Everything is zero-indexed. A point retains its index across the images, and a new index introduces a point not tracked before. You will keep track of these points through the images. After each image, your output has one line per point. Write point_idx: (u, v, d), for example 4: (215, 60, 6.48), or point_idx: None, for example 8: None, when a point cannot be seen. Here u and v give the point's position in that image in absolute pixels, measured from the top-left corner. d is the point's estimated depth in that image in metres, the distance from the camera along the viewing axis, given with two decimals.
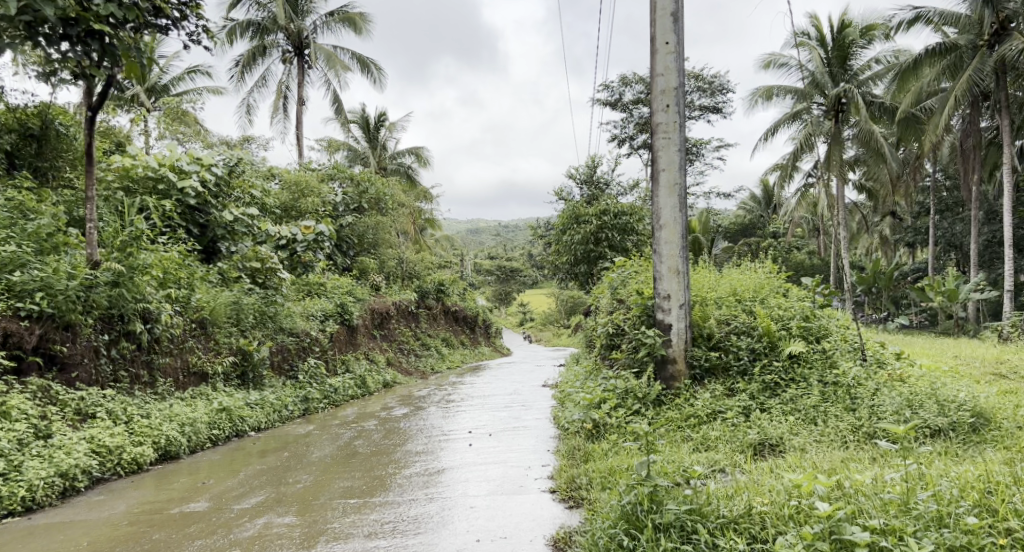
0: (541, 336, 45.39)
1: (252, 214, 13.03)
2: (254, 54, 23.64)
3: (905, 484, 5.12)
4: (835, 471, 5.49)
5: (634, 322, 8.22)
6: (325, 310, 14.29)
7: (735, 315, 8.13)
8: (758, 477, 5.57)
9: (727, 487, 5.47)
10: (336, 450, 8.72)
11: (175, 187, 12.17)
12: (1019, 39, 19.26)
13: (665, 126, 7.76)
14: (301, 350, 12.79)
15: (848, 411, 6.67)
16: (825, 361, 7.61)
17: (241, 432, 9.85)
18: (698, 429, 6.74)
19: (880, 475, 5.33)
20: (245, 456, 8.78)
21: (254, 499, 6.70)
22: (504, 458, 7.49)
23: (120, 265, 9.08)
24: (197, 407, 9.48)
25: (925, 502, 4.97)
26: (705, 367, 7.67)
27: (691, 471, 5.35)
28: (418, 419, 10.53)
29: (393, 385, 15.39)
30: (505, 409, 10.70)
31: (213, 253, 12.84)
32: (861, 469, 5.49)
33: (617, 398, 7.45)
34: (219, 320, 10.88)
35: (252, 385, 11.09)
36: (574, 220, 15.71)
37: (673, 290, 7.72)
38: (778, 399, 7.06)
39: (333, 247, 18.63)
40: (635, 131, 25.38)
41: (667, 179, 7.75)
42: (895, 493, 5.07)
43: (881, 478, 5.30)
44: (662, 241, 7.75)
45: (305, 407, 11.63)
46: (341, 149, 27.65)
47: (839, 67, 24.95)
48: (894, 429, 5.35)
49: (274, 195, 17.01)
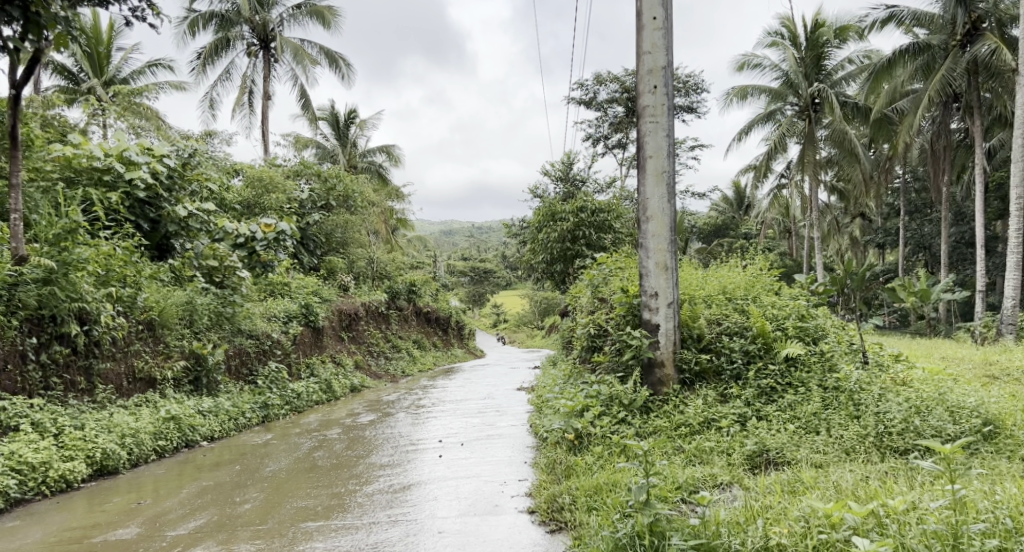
0: (515, 337, 44.87)
1: (208, 208, 12.22)
2: (218, 46, 22.65)
3: (948, 511, 4.56)
4: (864, 494, 4.91)
5: (619, 322, 7.60)
6: (288, 311, 13.53)
7: (727, 315, 7.52)
8: (768, 499, 5.01)
9: (738, 511, 4.91)
10: (292, 464, 7.97)
11: (123, 179, 11.31)
12: (992, 39, 19.08)
13: (652, 108, 7.15)
14: (261, 353, 12.03)
15: (853, 420, 6.07)
16: (824, 364, 7.01)
17: (192, 442, 9.10)
18: (689, 439, 6.14)
19: (918, 499, 4.76)
20: (194, 471, 8.02)
21: (193, 523, 5.95)
22: (477, 472, 6.82)
23: (52, 261, 8.31)
24: (142, 416, 8.71)
25: (979, 536, 4.41)
26: (694, 371, 7.06)
27: (699, 496, 4.78)
28: (385, 428, 9.80)
29: (361, 390, 14.67)
30: (478, 416, 10.03)
31: (167, 251, 12.06)
32: (887, 491, 4.93)
33: (602, 405, 6.80)
34: (169, 320, 10.07)
35: (206, 391, 10.29)
36: (550, 218, 15.06)
37: (661, 287, 7.11)
38: (775, 407, 6.46)
39: (300, 245, 17.85)
40: (610, 129, 24.86)
41: (654, 166, 7.14)
42: (938, 523, 4.50)
43: (922, 503, 4.71)
44: (650, 234, 7.14)
45: (264, 414, 10.87)
46: (309, 147, 26.81)
47: (813, 67, 24.64)
48: (938, 447, 4.73)
49: (235, 191, 16.18)
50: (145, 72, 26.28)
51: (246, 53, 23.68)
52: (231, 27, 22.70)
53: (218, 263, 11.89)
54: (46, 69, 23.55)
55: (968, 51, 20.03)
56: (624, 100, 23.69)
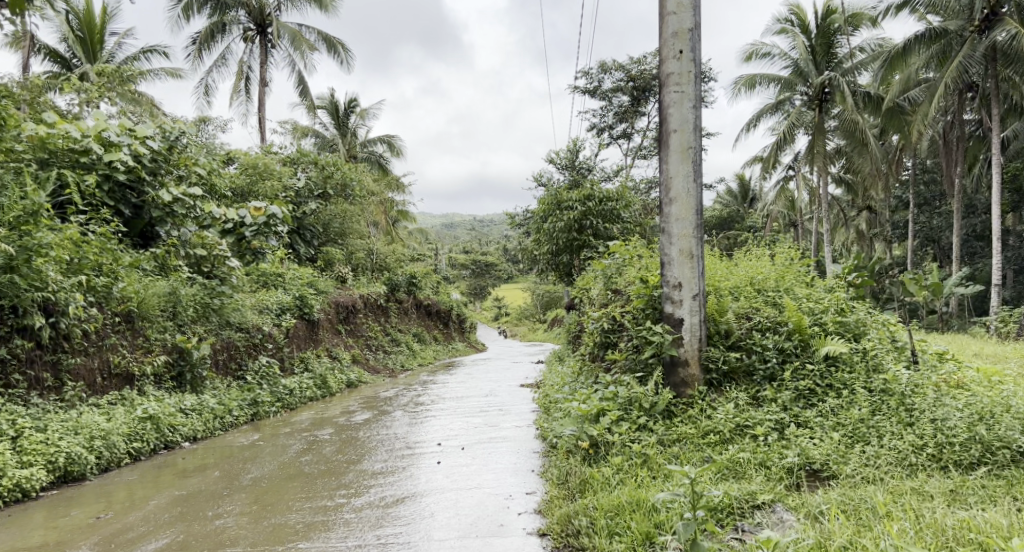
0: (516, 331, 44.13)
1: (195, 193, 11.37)
2: (213, 31, 21.81)
3: None
4: (948, 537, 4.19)
5: (637, 316, 6.86)
6: (282, 303, 12.82)
7: (758, 308, 6.76)
8: (834, 530, 4.34)
9: (800, 546, 4.24)
10: (276, 470, 7.26)
11: (101, 161, 10.50)
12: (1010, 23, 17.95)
13: (677, 76, 6.42)
14: (251, 347, 11.32)
15: (907, 428, 5.34)
16: (869, 364, 6.23)
17: (172, 443, 8.44)
18: (721, 450, 5.45)
19: None
20: (172, 476, 7.34)
21: (154, 545, 5.33)
22: (480, 483, 6.11)
23: (10, 246, 7.62)
24: (115, 416, 8.02)
25: None
26: (722, 371, 6.34)
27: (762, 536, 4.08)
28: (380, 428, 9.07)
29: (358, 385, 13.98)
30: (479, 416, 9.31)
31: (152, 239, 11.28)
32: (976, 530, 4.20)
33: (619, 409, 6.09)
34: (149, 312, 9.37)
35: (189, 388, 9.57)
36: (555, 207, 14.26)
37: (685, 278, 6.39)
38: (816, 412, 5.73)
39: (296, 235, 17.15)
40: (615, 119, 24.06)
41: (678, 141, 6.42)
42: None
43: None
44: (673, 218, 6.43)
45: (253, 412, 10.19)
46: (308, 136, 26.03)
47: (824, 56, 23.81)
48: None
49: (226, 179, 15.42)
50: (140, 60, 25.61)
51: (242, 38, 22.86)
52: (227, 11, 21.88)
53: (206, 252, 11.23)
54: (37, 54, 22.86)
55: (986, 37, 19.07)
56: (630, 89, 22.89)
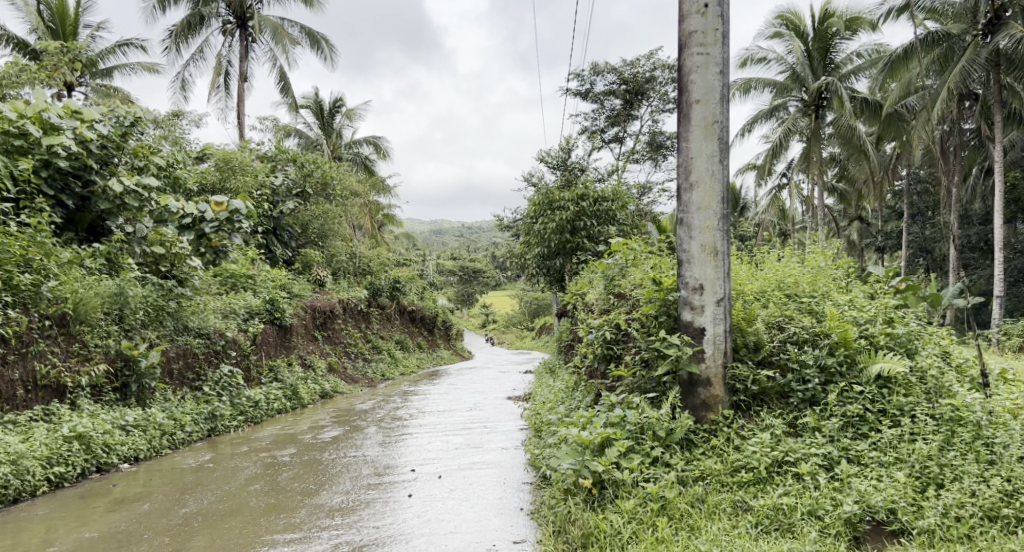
0: (504, 338, 43.01)
1: (151, 183, 9.93)
2: (190, 22, 20.55)
3: None
4: None
5: (646, 323, 5.79)
6: (250, 307, 11.66)
7: (791, 317, 5.74)
8: None
9: None
10: (216, 502, 6.13)
11: (40, 145, 9.17)
12: (1015, 27, 16.93)
13: (700, 35, 5.46)
14: (211, 354, 10.09)
15: (987, 470, 4.58)
16: (928, 386, 5.29)
17: (106, 466, 7.28)
18: (760, 496, 4.63)
19: None
20: (92, 508, 6.19)
21: None
22: (460, 525, 5.05)
23: None
24: (33, 437, 6.87)
25: None
26: (751, 393, 5.37)
27: None
28: (348, 448, 7.92)
29: (333, 396, 12.84)
30: (461, 433, 8.22)
31: (102, 233, 9.99)
32: None
33: (628, 439, 5.07)
34: (89, 315, 8.17)
35: (135, 401, 8.37)
36: (546, 207, 13.12)
37: (707, 278, 5.41)
38: (871, 444, 4.88)
39: (271, 236, 15.99)
40: (607, 123, 22.98)
41: (702, 114, 5.46)
42: None
43: None
44: (694, 207, 5.47)
45: (210, 427, 9.03)
46: (291, 135, 24.86)
47: (820, 61, 22.75)
48: None
49: (194, 173, 14.23)
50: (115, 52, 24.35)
51: (221, 31, 21.60)
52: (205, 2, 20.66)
53: (164, 251, 9.94)
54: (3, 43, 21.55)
55: (991, 41, 17.90)
56: (624, 91, 21.87)
